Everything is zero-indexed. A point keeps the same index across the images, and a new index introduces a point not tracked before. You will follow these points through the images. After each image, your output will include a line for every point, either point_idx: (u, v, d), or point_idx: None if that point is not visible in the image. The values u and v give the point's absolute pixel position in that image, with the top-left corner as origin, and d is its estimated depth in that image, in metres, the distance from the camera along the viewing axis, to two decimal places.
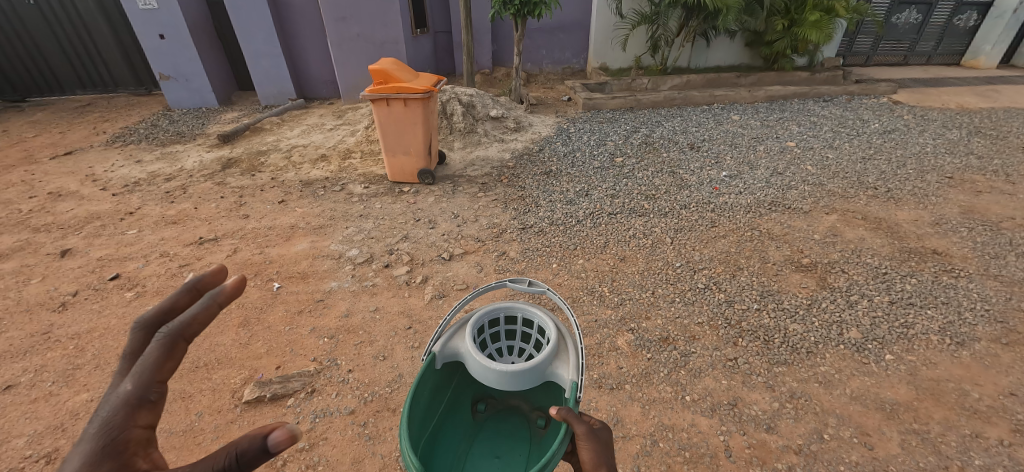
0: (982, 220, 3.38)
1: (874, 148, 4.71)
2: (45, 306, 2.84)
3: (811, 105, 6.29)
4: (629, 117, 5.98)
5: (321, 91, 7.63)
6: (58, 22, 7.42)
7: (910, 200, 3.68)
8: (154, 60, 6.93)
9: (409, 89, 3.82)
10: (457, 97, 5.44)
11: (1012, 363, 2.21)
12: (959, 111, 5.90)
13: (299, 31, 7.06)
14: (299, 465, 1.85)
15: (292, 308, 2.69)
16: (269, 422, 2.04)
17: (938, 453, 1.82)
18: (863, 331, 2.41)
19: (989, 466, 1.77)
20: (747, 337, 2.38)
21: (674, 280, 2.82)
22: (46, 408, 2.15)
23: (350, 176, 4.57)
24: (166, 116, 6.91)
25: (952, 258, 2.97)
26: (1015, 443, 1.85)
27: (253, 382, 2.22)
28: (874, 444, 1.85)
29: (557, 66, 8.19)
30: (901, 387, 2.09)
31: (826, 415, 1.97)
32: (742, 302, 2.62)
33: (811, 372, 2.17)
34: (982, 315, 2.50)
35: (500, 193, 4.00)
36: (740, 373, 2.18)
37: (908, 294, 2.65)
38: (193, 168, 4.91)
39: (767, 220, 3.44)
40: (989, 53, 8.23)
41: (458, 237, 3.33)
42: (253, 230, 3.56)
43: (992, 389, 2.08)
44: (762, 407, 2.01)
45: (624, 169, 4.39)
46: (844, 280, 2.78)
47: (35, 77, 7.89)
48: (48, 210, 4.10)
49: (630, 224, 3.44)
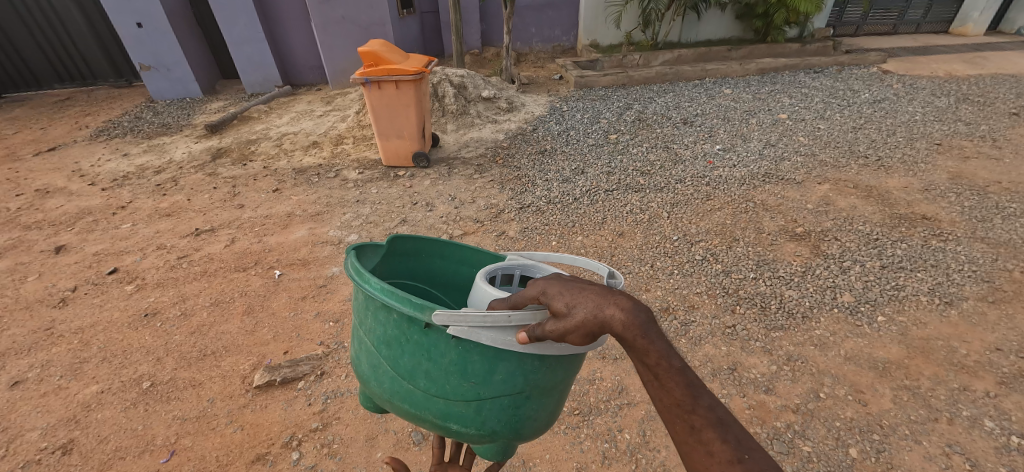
0: (969, 185, 3.45)
1: (864, 118, 4.76)
2: (45, 302, 2.83)
3: (802, 77, 6.31)
4: (621, 93, 5.96)
5: (307, 76, 7.49)
6: (31, 15, 7.17)
7: (900, 168, 3.75)
8: (133, 50, 6.74)
9: (401, 71, 3.79)
10: (448, 78, 5.41)
11: (998, 320, 2.30)
12: (947, 78, 5.95)
13: (282, 15, 6.88)
14: (315, 445, 1.89)
15: (296, 295, 2.71)
16: (280, 405, 2.08)
17: (929, 406, 1.90)
18: (856, 295, 2.48)
19: (977, 416, 1.86)
20: (744, 304, 2.45)
21: (672, 253, 2.87)
22: (57, 401, 2.17)
23: (344, 162, 4.53)
24: (149, 108, 6.76)
25: (940, 222, 3.05)
26: (1000, 394, 1.94)
27: (262, 367, 2.25)
28: (867, 400, 1.93)
29: (547, 44, 8.08)
30: (892, 346, 2.17)
31: (822, 375, 2.04)
32: (739, 272, 2.68)
33: (807, 336, 2.25)
34: (969, 275, 2.59)
35: (496, 174, 4.00)
36: (739, 339, 2.25)
37: (899, 258, 2.73)
38: (182, 159, 4.84)
39: (761, 192, 3.49)
40: (977, 20, 8.21)
41: (456, 218, 3.34)
42: (249, 219, 3.55)
43: (979, 345, 2.16)
44: (761, 370, 2.08)
45: (618, 145, 4.40)
46: (836, 247, 2.84)
47: (10, 72, 7.65)
48: (37, 207, 4.03)
49: (626, 200, 3.47)
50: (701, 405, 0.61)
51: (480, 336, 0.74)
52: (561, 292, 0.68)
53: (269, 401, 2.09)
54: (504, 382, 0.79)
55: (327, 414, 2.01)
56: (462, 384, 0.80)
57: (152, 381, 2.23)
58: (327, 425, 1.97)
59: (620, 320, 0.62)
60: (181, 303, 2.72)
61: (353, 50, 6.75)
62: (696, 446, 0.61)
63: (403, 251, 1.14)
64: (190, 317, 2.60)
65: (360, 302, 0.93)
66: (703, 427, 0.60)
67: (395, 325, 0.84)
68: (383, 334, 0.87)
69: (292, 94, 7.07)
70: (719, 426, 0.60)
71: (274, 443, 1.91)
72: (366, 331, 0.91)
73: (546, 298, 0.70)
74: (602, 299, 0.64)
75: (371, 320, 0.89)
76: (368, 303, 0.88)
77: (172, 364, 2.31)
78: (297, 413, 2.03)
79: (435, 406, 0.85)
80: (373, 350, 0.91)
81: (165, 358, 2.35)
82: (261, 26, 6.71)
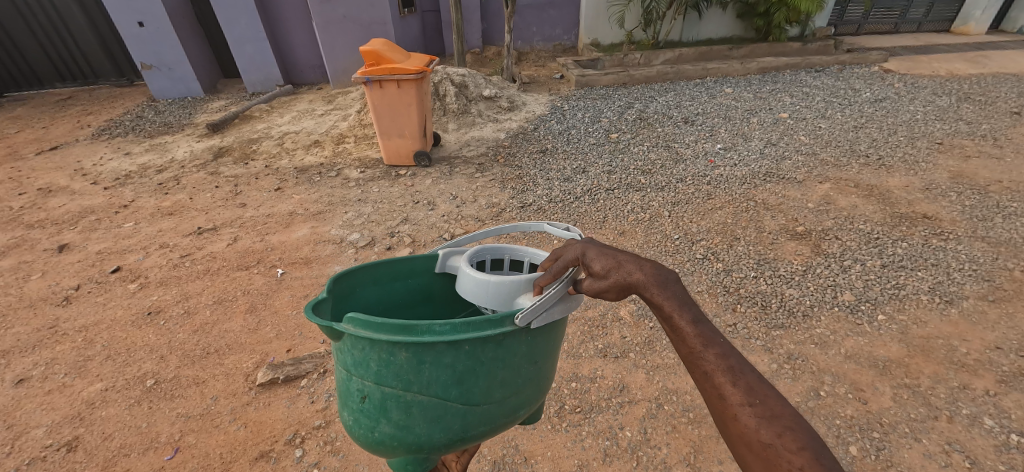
0: (970, 184, 3.45)
1: (865, 117, 4.76)
2: (49, 301, 2.84)
3: (803, 76, 6.30)
4: (622, 92, 5.97)
5: (309, 75, 7.49)
6: (33, 14, 7.19)
7: (901, 167, 3.75)
8: (135, 49, 6.75)
9: (402, 70, 3.80)
10: (449, 77, 5.42)
11: (998, 319, 2.31)
12: (948, 77, 5.94)
13: (283, 14, 6.89)
14: (318, 442, 1.90)
15: (298, 294, 2.72)
16: (284, 403, 2.09)
17: (929, 404, 1.91)
18: (857, 293, 2.49)
19: (976, 414, 1.87)
20: (745, 303, 2.46)
21: (673, 251, 2.88)
22: (62, 399, 2.18)
23: (345, 161, 4.54)
24: (150, 107, 6.77)
25: (941, 222, 3.05)
26: (1000, 392, 1.95)
27: (265, 364, 2.26)
28: (867, 398, 1.94)
29: (548, 43, 8.07)
30: (892, 345, 2.18)
31: (822, 374, 2.05)
32: (740, 270, 2.69)
33: (807, 335, 2.25)
34: (969, 274, 2.60)
35: (497, 173, 4.01)
36: (739, 338, 2.26)
37: (899, 257, 2.73)
38: (184, 158, 4.85)
39: (762, 191, 3.49)
40: (979, 19, 8.19)
41: (458, 217, 3.36)
42: (251, 218, 3.56)
43: (979, 344, 2.17)
44: (761, 368, 2.09)
45: (619, 144, 4.41)
46: (837, 246, 2.85)
47: (12, 71, 7.66)
48: (40, 206, 4.04)
49: (627, 199, 3.48)
50: (711, 352, 0.76)
51: (551, 316, 0.88)
52: (598, 256, 0.86)
53: (272, 399, 2.11)
54: (547, 349, 0.98)
55: (329, 412, 2.02)
56: (525, 371, 0.94)
57: (156, 379, 2.24)
58: (330, 422, 1.98)
59: (644, 282, 0.82)
60: (184, 301, 2.73)
61: (354, 49, 6.75)
62: (709, 388, 0.77)
63: (341, 293, 1.02)
64: (193, 315, 2.62)
65: (395, 365, 0.83)
66: (715, 371, 0.76)
67: (467, 356, 0.83)
68: (447, 377, 0.84)
69: (293, 93, 7.08)
70: (728, 371, 0.75)
71: (278, 440, 1.92)
72: (418, 388, 0.85)
73: (585, 260, 0.87)
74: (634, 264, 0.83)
75: (427, 372, 0.83)
76: (418, 356, 0.82)
77: (175, 362, 2.33)
78: (300, 410, 2.04)
79: (506, 406, 0.95)
80: (432, 401, 0.87)
81: (168, 356, 2.37)
82: (263, 25, 6.71)
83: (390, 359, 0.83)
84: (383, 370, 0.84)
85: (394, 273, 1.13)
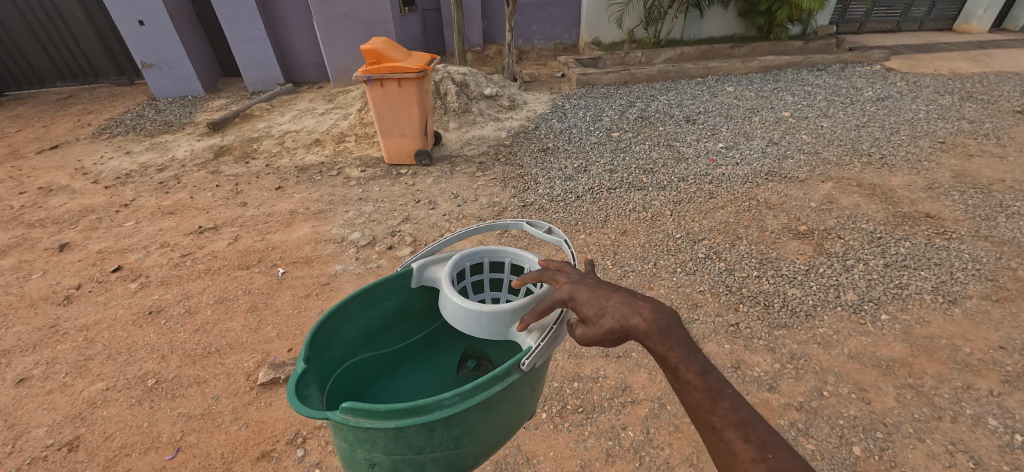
0: (973, 183, 3.44)
1: (867, 116, 4.74)
2: (50, 300, 2.84)
3: (805, 75, 6.29)
4: (623, 91, 5.95)
5: (309, 74, 7.48)
6: (33, 13, 7.17)
7: (903, 166, 3.74)
8: (135, 48, 6.74)
9: (403, 69, 3.78)
10: (450, 76, 5.40)
11: (1002, 319, 2.30)
12: (951, 76, 5.93)
13: (283, 13, 6.88)
14: (319, 442, 1.90)
15: (299, 293, 2.71)
16: (285, 403, 2.08)
17: (932, 404, 1.90)
18: (860, 293, 2.48)
19: (980, 414, 1.86)
20: (748, 302, 2.45)
21: (675, 251, 2.87)
22: (63, 399, 2.18)
23: (346, 160, 4.53)
24: (150, 106, 6.76)
25: (944, 221, 3.04)
26: (1003, 392, 1.94)
27: (267, 364, 2.26)
28: (870, 398, 1.94)
29: (549, 41, 8.06)
30: (896, 345, 2.17)
31: (825, 373, 2.05)
32: (742, 270, 2.68)
33: (810, 334, 2.25)
34: (973, 274, 2.59)
35: (498, 172, 4.00)
36: (742, 338, 2.25)
37: (903, 257, 2.73)
38: (185, 157, 4.84)
39: (764, 190, 3.48)
40: (981, 17, 8.16)
41: (459, 217, 3.35)
42: (252, 217, 3.55)
43: (982, 344, 2.16)
44: (764, 368, 2.08)
45: (621, 143, 4.40)
46: (840, 246, 2.84)
47: (12, 70, 7.65)
48: (41, 205, 4.04)
49: (628, 198, 3.47)
50: (721, 406, 0.85)
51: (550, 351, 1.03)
52: (588, 302, 0.97)
53: (274, 398, 2.10)
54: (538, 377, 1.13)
55: None
56: (524, 397, 1.09)
57: (157, 379, 2.24)
58: None
59: (646, 329, 0.90)
60: (185, 300, 2.73)
61: (355, 48, 6.74)
62: (720, 442, 0.86)
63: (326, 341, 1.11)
64: (194, 314, 2.61)
65: (405, 437, 0.91)
66: (725, 426, 0.85)
67: (473, 411, 0.95)
68: (456, 433, 0.95)
69: (294, 92, 7.06)
70: (741, 426, 0.84)
71: (279, 440, 1.92)
72: (430, 449, 0.95)
73: (575, 304, 0.99)
74: (630, 314, 0.92)
75: (437, 436, 0.93)
76: (427, 427, 0.90)
77: (176, 361, 2.32)
78: (302, 410, 2.04)
79: (508, 430, 1.11)
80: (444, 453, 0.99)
81: (169, 356, 2.36)
82: (263, 24, 6.70)
83: (400, 434, 0.90)
84: (392, 443, 0.91)
85: (371, 302, 1.25)
